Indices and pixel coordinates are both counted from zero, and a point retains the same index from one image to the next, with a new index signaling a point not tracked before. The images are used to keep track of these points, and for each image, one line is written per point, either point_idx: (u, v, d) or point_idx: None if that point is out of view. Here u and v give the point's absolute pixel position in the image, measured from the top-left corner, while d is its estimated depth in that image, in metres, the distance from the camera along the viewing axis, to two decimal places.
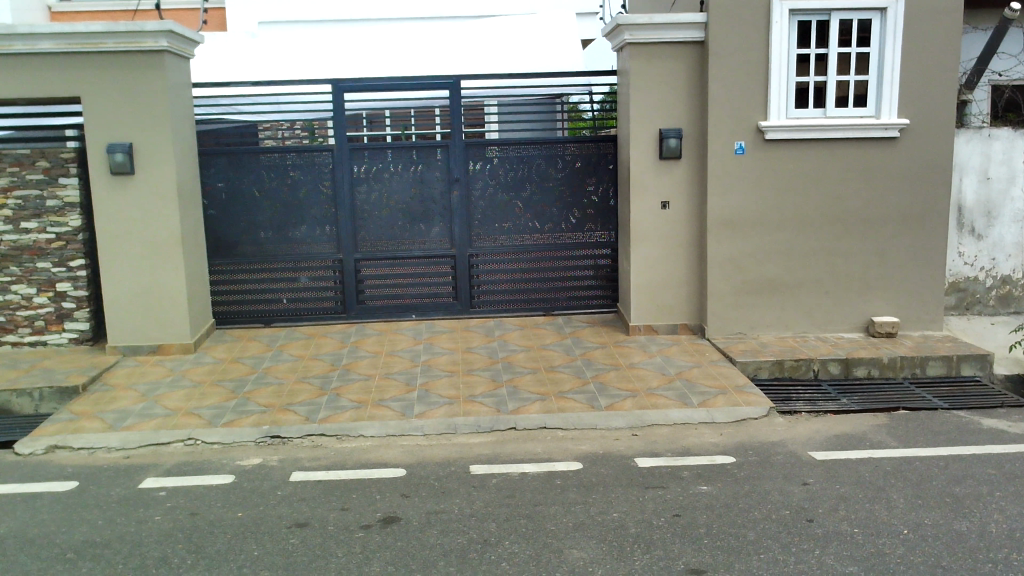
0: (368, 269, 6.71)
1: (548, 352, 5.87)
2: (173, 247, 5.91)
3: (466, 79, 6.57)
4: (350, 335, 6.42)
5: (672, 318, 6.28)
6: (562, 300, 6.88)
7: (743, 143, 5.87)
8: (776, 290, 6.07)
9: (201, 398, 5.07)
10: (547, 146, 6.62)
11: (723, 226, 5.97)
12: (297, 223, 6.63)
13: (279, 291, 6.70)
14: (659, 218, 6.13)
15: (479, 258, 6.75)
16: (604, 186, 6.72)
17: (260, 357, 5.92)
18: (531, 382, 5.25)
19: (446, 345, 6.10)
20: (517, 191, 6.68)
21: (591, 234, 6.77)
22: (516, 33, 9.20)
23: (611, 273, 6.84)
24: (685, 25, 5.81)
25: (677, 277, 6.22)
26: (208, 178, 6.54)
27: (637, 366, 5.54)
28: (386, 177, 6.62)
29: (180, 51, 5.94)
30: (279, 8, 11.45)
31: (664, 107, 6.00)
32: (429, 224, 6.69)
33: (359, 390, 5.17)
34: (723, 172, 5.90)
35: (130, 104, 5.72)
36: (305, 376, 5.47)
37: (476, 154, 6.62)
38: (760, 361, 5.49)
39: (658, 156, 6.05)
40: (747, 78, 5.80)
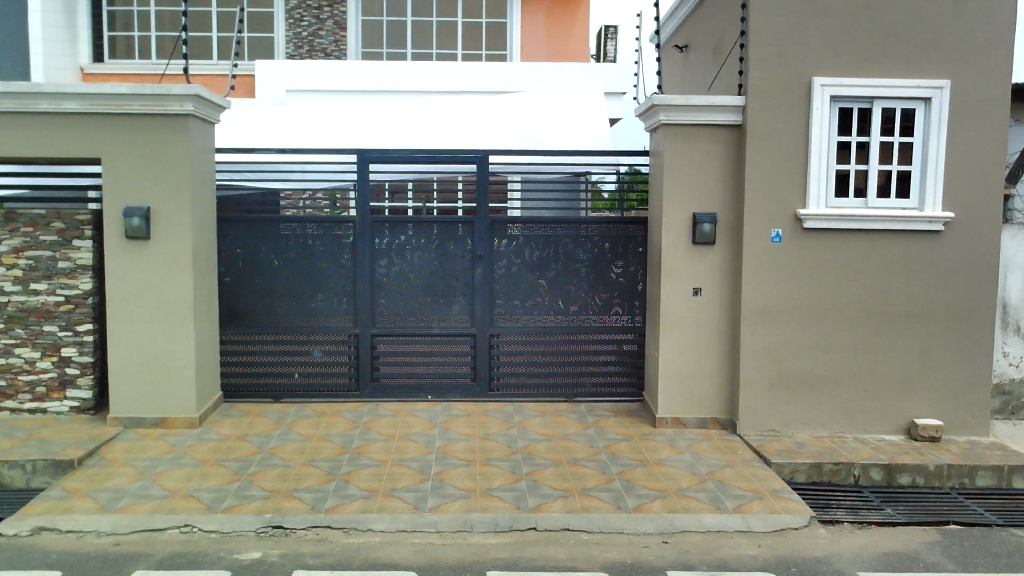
0: (385, 345, 6.46)
1: (570, 442, 5.56)
2: (185, 316, 5.68)
3: (494, 154, 6.42)
4: (362, 414, 6.13)
5: (702, 411, 5.97)
6: (585, 385, 6.59)
7: (780, 232, 5.65)
8: (812, 386, 5.77)
9: (201, 479, 4.77)
10: (575, 226, 6.42)
11: (758, 317, 5.71)
12: (314, 295, 6.42)
13: (290, 366, 6.45)
14: (691, 306, 5.87)
15: (500, 338, 6.49)
16: (632, 269, 6.48)
17: (267, 435, 5.63)
18: (552, 475, 4.93)
19: (463, 430, 5.79)
20: (542, 271, 6.45)
21: (616, 318, 6.51)
22: (544, 110, 9.12)
23: (636, 359, 6.55)
24: (723, 108, 5.65)
25: (707, 368, 5.93)
26: (226, 245, 6.36)
27: (665, 462, 5.21)
28: (407, 251, 6.42)
29: (205, 115, 5.82)
30: (308, 78, 11.50)
31: (698, 191, 5.80)
32: (450, 302, 6.46)
33: (369, 476, 4.87)
34: (760, 261, 5.66)
35: (151, 168, 5.58)
36: (313, 458, 5.17)
37: (501, 231, 6.42)
38: (797, 463, 5.15)
39: (690, 241, 5.83)
40: (786, 165, 5.61)
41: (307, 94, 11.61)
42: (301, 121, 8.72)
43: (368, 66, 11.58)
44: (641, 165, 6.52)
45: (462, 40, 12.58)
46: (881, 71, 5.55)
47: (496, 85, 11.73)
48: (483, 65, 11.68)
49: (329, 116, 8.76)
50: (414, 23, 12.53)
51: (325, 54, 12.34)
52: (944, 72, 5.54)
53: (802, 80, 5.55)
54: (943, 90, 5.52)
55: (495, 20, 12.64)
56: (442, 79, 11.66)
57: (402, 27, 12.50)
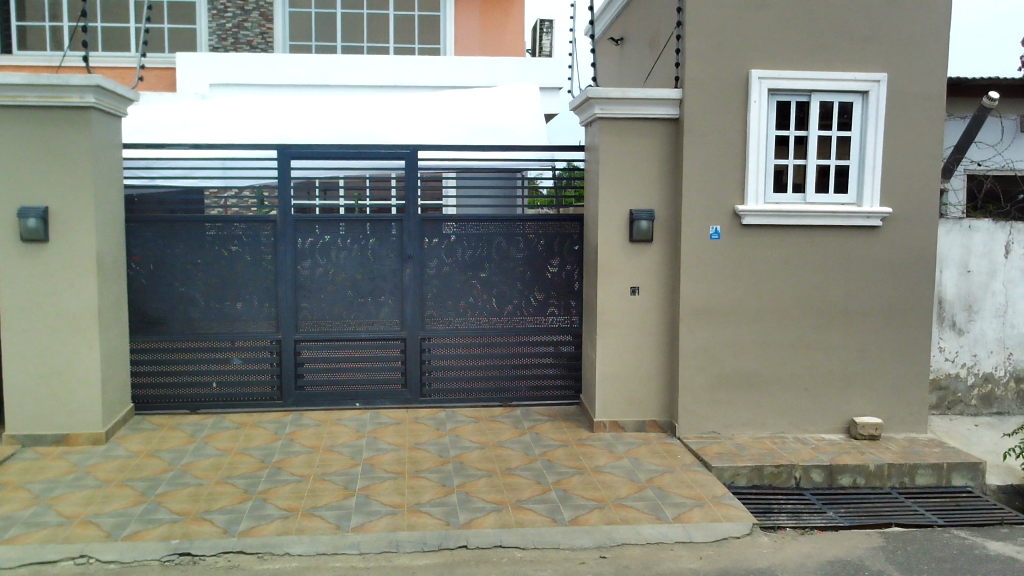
0: (309, 351, 6.12)
1: (505, 451, 5.31)
2: (88, 325, 5.26)
3: (424, 149, 6.14)
4: (285, 425, 5.79)
5: (640, 414, 5.78)
6: (521, 389, 6.35)
7: (718, 228, 5.49)
8: (752, 386, 5.63)
9: (102, 503, 4.39)
10: (508, 224, 6.18)
11: (697, 316, 5.54)
12: (232, 299, 6.05)
13: (208, 375, 6.06)
14: (628, 306, 5.68)
15: (431, 341, 6.21)
16: (568, 267, 6.26)
17: (180, 451, 5.25)
18: (486, 487, 4.67)
19: (393, 439, 5.50)
20: (475, 271, 6.19)
21: (552, 319, 6.29)
22: (477, 104, 8.87)
23: (573, 361, 6.34)
24: (659, 101, 5.46)
25: (646, 370, 5.74)
26: (135, 247, 5.94)
27: (603, 470, 4.99)
28: (333, 251, 6.09)
29: (110, 108, 5.40)
30: (232, 72, 11.07)
31: (635, 187, 5.61)
32: (378, 304, 6.16)
33: (288, 494, 4.54)
34: (698, 258, 5.50)
35: (50, 164, 5.14)
36: (228, 475, 4.82)
37: (431, 230, 6.14)
38: (738, 466, 4.99)
39: (627, 239, 5.63)
40: (723, 160, 5.46)
41: (231, 88, 11.16)
42: (221, 114, 8.30)
43: (295, 60, 11.19)
44: (577, 161, 6.30)
45: (393, 33, 12.23)
46: (819, 64, 5.43)
47: (428, 80, 11.42)
48: (416, 59, 11.37)
49: (251, 109, 8.36)
50: (344, 15, 12.13)
51: (251, 48, 11.82)
52: (881, 64, 5.44)
53: (739, 72, 5.40)
54: (880, 83, 5.42)
55: (428, 13, 12.32)
56: (372, 72, 11.30)
57: (331, 18, 12.09)
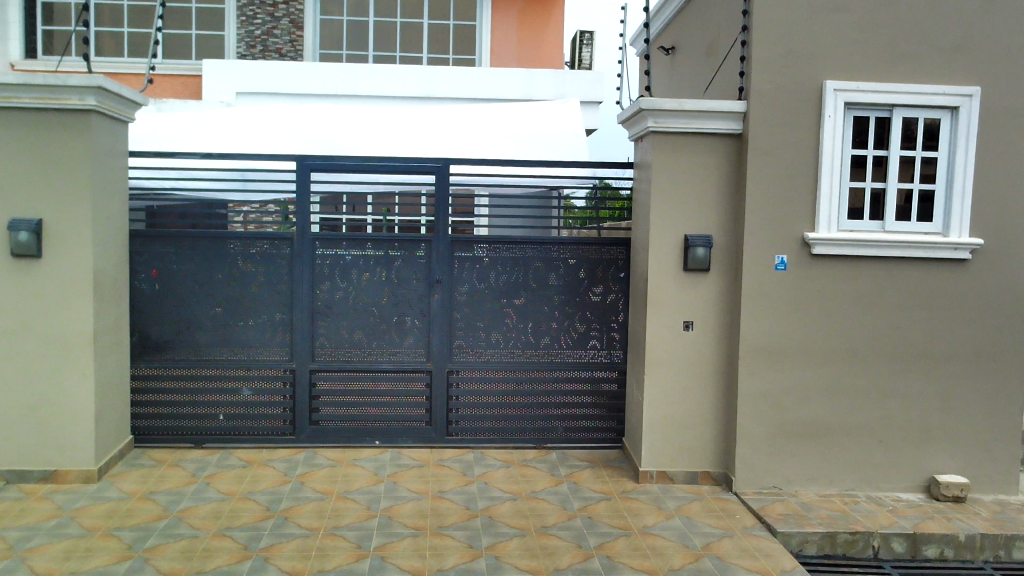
0: (325, 382, 5.59)
1: (540, 504, 4.70)
2: (83, 351, 4.76)
3: (457, 163, 5.59)
4: (296, 465, 5.25)
5: (692, 464, 5.15)
6: (557, 430, 5.75)
7: (785, 258, 4.88)
8: (820, 437, 4.98)
9: (81, 559, 3.85)
10: (547, 247, 5.60)
11: (759, 357, 4.91)
12: (243, 323, 5.54)
13: (214, 406, 5.55)
14: (680, 342, 5.07)
15: (459, 374, 5.65)
16: (612, 296, 5.66)
17: (179, 493, 4.72)
18: (518, 550, 4.07)
19: (414, 486, 4.93)
20: (509, 299, 5.62)
21: (593, 352, 5.69)
22: (514, 116, 8.32)
23: (614, 400, 5.73)
24: (721, 114, 4.87)
25: (700, 415, 5.12)
26: (140, 265, 5.45)
27: (652, 532, 4.37)
28: (354, 273, 5.56)
29: (113, 112, 4.92)
30: (259, 80, 10.66)
31: (690, 210, 5.02)
32: (402, 332, 5.61)
33: (293, 553, 3.98)
34: (762, 292, 4.89)
35: (45, 173, 4.66)
36: (228, 527, 4.26)
37: (461, 252, 5.59)
38: (807, 532, 4.34)
39: (681, 268, 5.04)
40: (793, 181, 4.84)
41: (259, 97, 10.76)
42: (241, 122, 7.82)
43: (324, 69, 10.76)
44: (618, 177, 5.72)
45: (427, 43, 11.77)
46: (902, 75, 4.81)
47: (463, 91, 10.92)
48: (451, 69, 10.87)
49: (272, 117, 7.88)
50: (377, 23, 11.69)
51: (279, 56, 11.42)
52: (973, 77, 4.81)
53: (812, 84, 4.79)
54: (972, 98, 4.80)
55: (463, 23, 11.86)
56: (404, 83, 10.85)
57: (362, 27, 11.66)
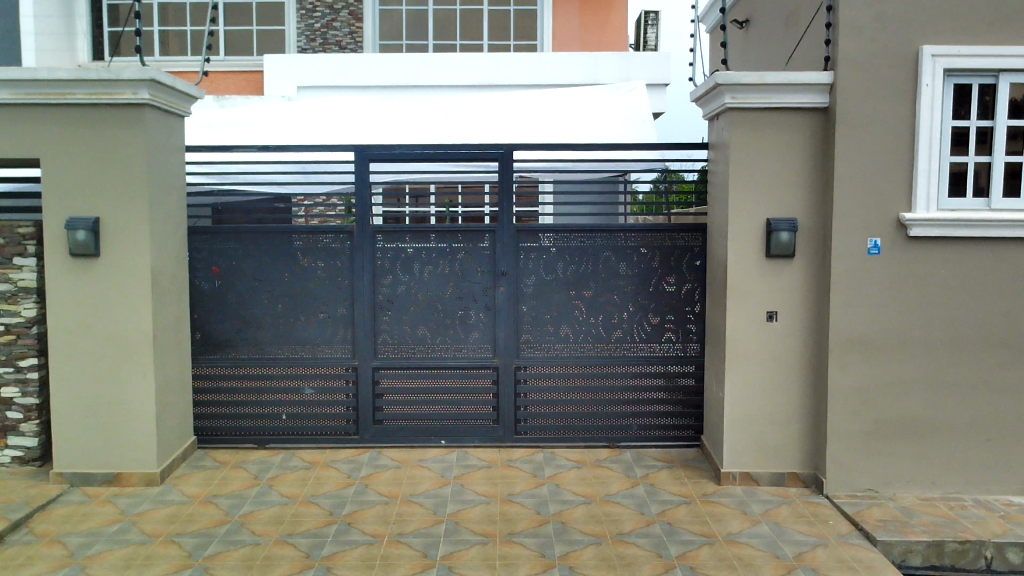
0: (389, 380, 5.40)
1: (615, 508, 4.43)
2: (143, 351, 4.66)
3: (521, 149, 5.32)
4: (360, 467, 5.07)
5: (778, 464, 4.80)
6: (631, 428, 5.45)
7: (878, 241, 4.48)
8: (920, 436, 4.58)
9: (141, 568, 3.72)
10: (618, 235, 5.30)
11: (850, 349, 4.54)
12: (304, 320, 5.38)
13: (277, 405, 5.42)
14: (763, 334, 4.72)
15: (527, 371, 5.40)
16: (687, 286, 5.33)
17: (241, 497, 4.58)
18: (594, 560, 3.81)
19: (482, 489, 4.70)
20: (578, 290, 5.35)
21: (668, 345, 5.37)
22: (580, 100, 8.01)
23: (691, 396, 5.41)
24: (805, 86, 4.49)
25: (786, 412, 4.77)
26: (199, 262, 5.34)
27: (738, 540, 4.05)
28: (416, 267, 5.35)
29: (168, 106, 4.79)
30: (321, 73, 10.57)
31: (773, 191, 4.65)
32: (467, 327, 5.39)
33: (356, 562, 3.78)
34: (853, 278, 4.50)
35: (101, 170, 4.56)
36: (290, 533, 4.10)
37: (527, 243, 5.33)
38: (911, 541, 3.97)
39: (763, 254, 4.68)
40: (887, 157, 4.44)
41: (321, 91, 10.69)
42: (298, 115, 7.69)
43: (385, 59, 10.61)
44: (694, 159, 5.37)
45: (488, 30, 11.52)
46: (1010, 37, 4.35)
47: (526, 78, 10.64)
48: (513, 55, 10.61)
49: (330, 108, 7.72)
50: (436, 12, 11.49)
51: (340, 48, 11.31)
52: None
53: (907, 50, 4.37)
54: None
55: (524, 8, 11.57)
56: (465, 73, 10.63)
57: (422, 16, 11.47)
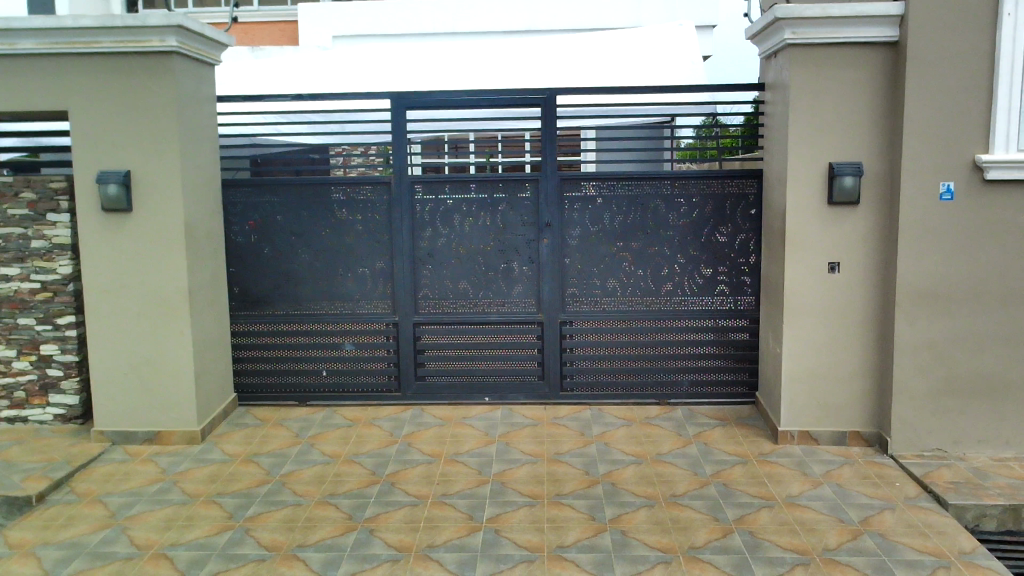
0: (431, 336, 5.25)
1: (667, 468, 4.24)
2: (179, 308, 4.55)
3: (565, 94, 5.05)
4: (403, 425, 4.94)
5: (838, 423, 4.57)
6: (682, 385, 5.24)
7: (952, 185, 4.16)
8: (992, 393, 4.30)
9: (182, 529, 3.64)
10: (668, 183, 5.04)
11: (919, 302, 4.26)
12: (343, 275, 5.23)
13: (318, 362, 5.30)
14: (825, 286, 4.46)
15: (573, 326, 5.21)
16: (741, 236, 5.06)
17: (282, 455, 4.49)
18: (647, 524, 3.63)
19: (528, 448, 4.55)
20: (626, 242, 5.11)
21: (721, 298, 5.13)
22: (625, 43, 7.67)
23: (745, 351, 5.17)
24: (874, 19, 4.15)
25: (847, 368, 4.52)
26: (235, 216, 5.19)
27: (799, 502, 3.85)
28: (457, 218, 5.15)
29: (196, 54, 4.60)
30: (357, 22, 10.31)
31: (836, 133, 4.34)
32: (510, 281, 5.19)
33: (400, 524, 3.66)
34: (923, 226, 4.21)
35: (131, 122, 4.41)
36: (332, 494, 3.99)
37: (572, 192, 5.09)
38: (985, 505, 3.73)
39: (825, 202, 4.39)
40: (963, 94, 4.09)
41: (358, 40, 10.44)
42: (335, 63, 7.48)
43: (422, 6, 10.30)
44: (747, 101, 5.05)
45: None
46: None
47: (567, 23, 10.27)
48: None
49: (365, 56, 7.48)
50: None
51: None
52: None
53: None
54: None
55: None
56: (503, 18, 10.28)
57: None
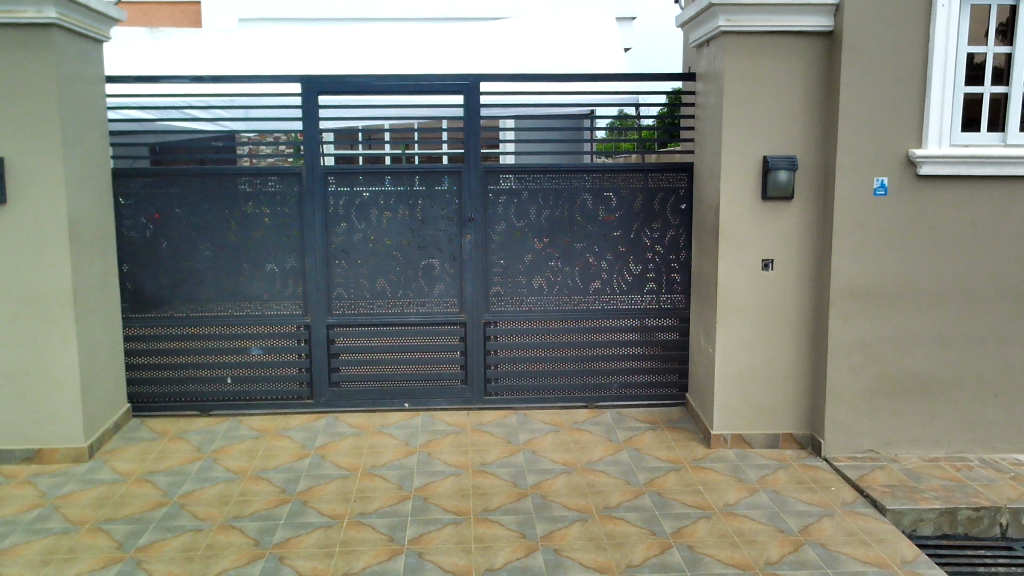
0: (346, 339, 4.91)
1: (598, 477, 4.03)
2: (63, 311, 4.09)
3: (488, 81, 4.77)
4: (315, 435, 4.59)
5: (771, 424, 4.45)
6: (611, 387, 5.04)
7: (886, 181, 4.07)
8: (923, 393, 4.24)
9: (62, 563, 3.22)
10: (596, 176, 4.83)
11: (853, 300, 4.16)
12: (249, 274, 4.84)
13: (222, 368, 4.89)
14: (758, 284, 4.32)
15: (497, 326, 4.94)
16: (671, 232, 4.89)
17: (181, 473, 4.09)
18: (581, 541, 3.40)
19: (452, 459, 4.27)
20: (553, 238, 4.88)
21: (650, 297, 4.95)
22: (547, 31, 7.43)
23: (675, 351, 5.01)
24: (808, 8, 4.01)
25: (780, 368, 4.40)
26: (127, 210, 4.73)
27: (736, 511, 3.69)
28: (373, 213, 4.82)
29: (80, 28, 4.13)
30: (266, 5, 9.80)
31: (770, 126, 4.20)
32: (431, 279, 4.90)
33: (313, 549, 3.33)
34: (858, 223, 4.10)
35: (4, 103, 3.92)
36: (236, 516, 3.62)
37: (496, 185, 4.83)
38: (922, 510, 3.64)
39: (759, 196, 4.25)
40: (897, 86, 3.98)
41: (267, 24, 9.92)
42: (241, 46, 7.01)
43: None
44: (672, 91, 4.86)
45: None
46: None
47: (487, 11, 9.98)
48: None
49: (272, 38, 7.03)
50: None
51: None
52: None
53: None
54: None
55: None
56: (418, 4, 9.90)
57: None
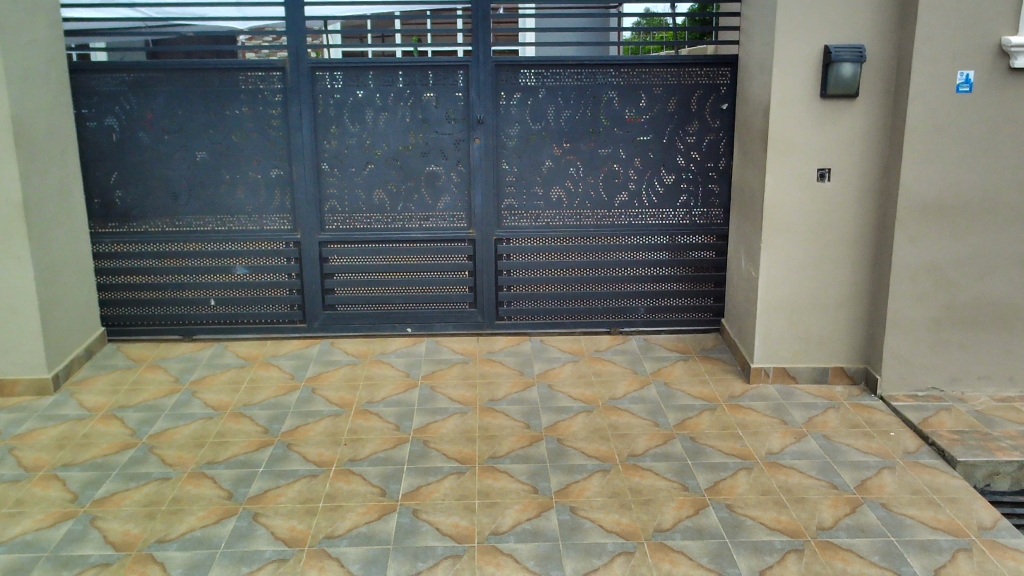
0: (341, 256, 4.40)
1: (622, 418, 3.55)
2: (13, 227, 3.59)
3: None
4: (307, 364, 4.13)
5: (819, 357, 3.92)
6: (636, 312, 4.52)
7: (971, 75, 3.41)
8: (999, 325, 3.67)
9: (6, 519, 2.81)
10: (625, 71, 4.20)
11: (924, 217, 3.56)
12: (231, 184, 4.30)
13: (203, 289, 4.40)
14: (811, 198, 3.73)
15: (510, 244, 4.40)
16: (709, 136, 4.27)
17: (155, 408, 3.66)
18: (602, 497, 2.94)
19: (457, 394, 3.80)
20: (574, 143, 4.29)
21: (683, 210, 4.37)
22: None
23: (709, 273, 4.45)
24: None
25: (832, 294, 3.85)
26: (89, 111, 4.16)
27: (781, 461, 3.20)
28: (369, 114, 4.24)
29: None
30: None
31: (834, 9, 3.52)
32: (436, 191, 4.34)
33: (293, 505, 2.90)
34: (934, 125, 3.46)
35: None
36: (210, 462, 3.19)
37: (508, 82, 4.21)
38: (999, 463, 3.13)
39: (817, 94, 3.61)
40: None
41: None
42: None
43: None
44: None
45: None
46: None
47: None
48: None
49: None
50: None
51: None
52: None
53: None
54: None
55: None
56: None
57: None
